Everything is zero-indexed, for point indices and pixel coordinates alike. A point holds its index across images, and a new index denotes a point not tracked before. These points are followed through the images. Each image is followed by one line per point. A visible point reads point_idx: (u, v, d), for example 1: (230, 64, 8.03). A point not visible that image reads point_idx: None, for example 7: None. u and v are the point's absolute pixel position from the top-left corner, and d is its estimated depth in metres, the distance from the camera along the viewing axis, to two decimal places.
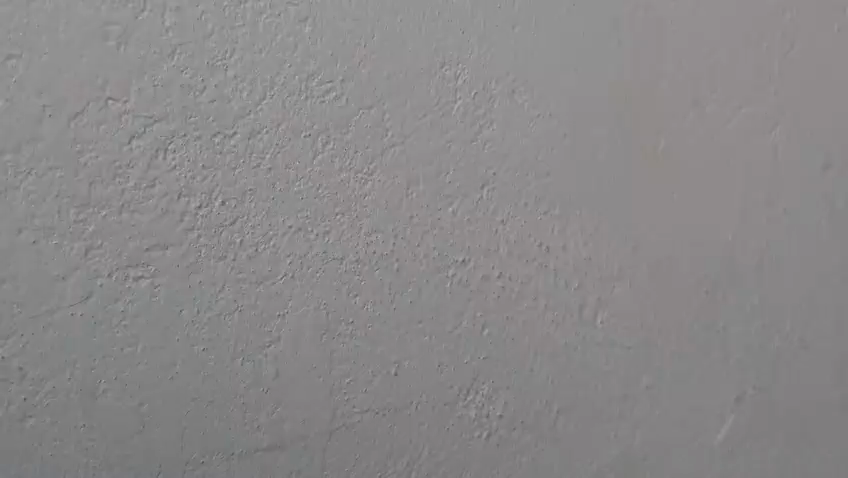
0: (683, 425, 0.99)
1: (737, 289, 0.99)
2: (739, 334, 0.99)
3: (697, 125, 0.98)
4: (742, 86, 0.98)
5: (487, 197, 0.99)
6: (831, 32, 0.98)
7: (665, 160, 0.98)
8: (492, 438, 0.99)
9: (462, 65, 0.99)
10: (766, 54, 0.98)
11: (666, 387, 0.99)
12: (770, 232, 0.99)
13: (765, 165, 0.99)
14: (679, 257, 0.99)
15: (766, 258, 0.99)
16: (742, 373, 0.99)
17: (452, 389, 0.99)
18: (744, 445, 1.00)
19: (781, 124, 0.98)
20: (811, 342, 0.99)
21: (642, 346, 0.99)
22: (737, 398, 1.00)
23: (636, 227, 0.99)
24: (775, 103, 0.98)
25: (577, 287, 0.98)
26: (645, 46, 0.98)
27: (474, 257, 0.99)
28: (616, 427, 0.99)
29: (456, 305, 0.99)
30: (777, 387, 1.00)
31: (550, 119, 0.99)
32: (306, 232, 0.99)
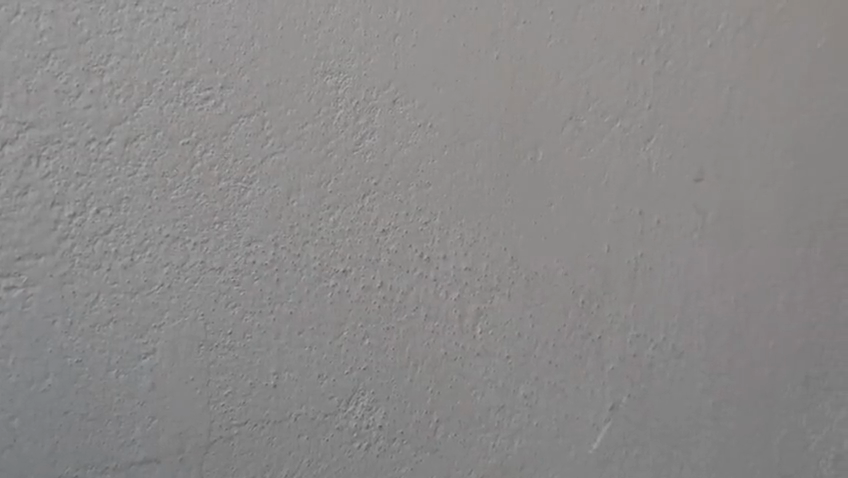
0: (557, 434, 0.98)
1: (611, 298, 0.97)
2: (615, 343, 0.98)
3: (575, 138, 0.94)
4: (617, 99, 0.94)
5: (368, 207, 0.93)
6: (704, 47, 0.94)
7: (544, 172, 0.95)
8: (371, 449, 0.96)
9: (344, 75, 0.91)
10: (656, 61, 0.94)
11: (542, 396, 0.97)
12: (645, 242, 0.97)
13: (640, 177, 0.96)
14: (553, 267, 0.96)
15: (640, 267, 0.97)
16: (618, 381, 0.98)
17: (333, 400, 0.95)
18: (618, 454, 0.99)
19: (656, 137, 0.95)
20: (685, 350, 0.98)
21: (518, 356, 0.97)
22: (612, 407, 0.98)
23: (513, 239, 0.95)
24: (651, 116, 0.95)
25: (457, 297, 0.95)
26: (531, 55, 0.93)
27: (355, 268, 0.94)
28: (494, 437, 0.98)
29: (337, 317, 0.94)
30: (652, 395, 0.99)
31: (431, 131, 0.93)
32: (184, 241, 0.91)
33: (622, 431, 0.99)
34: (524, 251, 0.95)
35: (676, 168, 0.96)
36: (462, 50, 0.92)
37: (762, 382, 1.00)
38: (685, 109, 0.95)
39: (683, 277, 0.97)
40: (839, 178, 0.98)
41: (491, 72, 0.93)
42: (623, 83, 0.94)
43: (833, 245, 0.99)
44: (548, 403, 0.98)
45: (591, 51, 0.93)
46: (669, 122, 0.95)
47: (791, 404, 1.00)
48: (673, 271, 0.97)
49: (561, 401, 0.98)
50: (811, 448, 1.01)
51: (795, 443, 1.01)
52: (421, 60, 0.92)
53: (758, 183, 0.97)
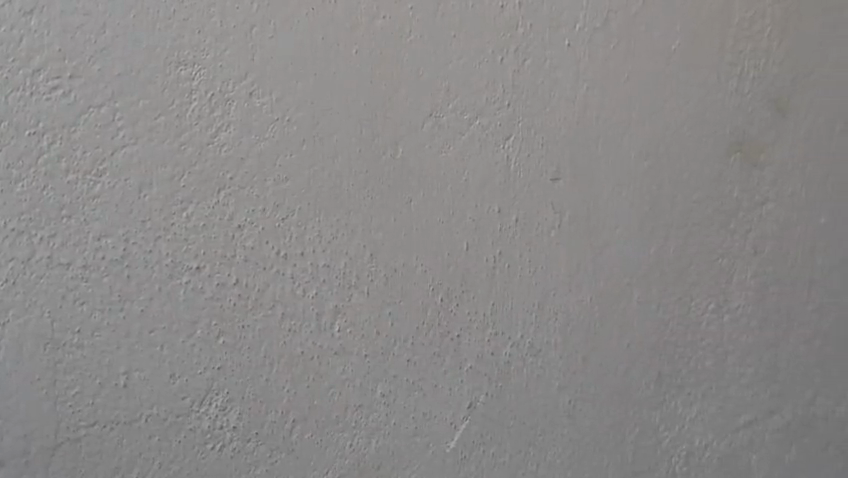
0: (414, 433, 0.97)
1: (470, 296, 0.97)
2: (473, 342, 0.97)
3: (434, 135, 0.94)
4: (476, 97, 0.94)
5: (224, 201, 0.91)
6: (562, 47, 0.94)
7: (404, 169, 0.94)
8: (225, 450, 0.94)
9: (199, 66, 0.89)
10: (515, 59, 0.94)
11: (400, 395, 0.97)
12: (503, 239, 0.97)
13: (499, 176, 0.95)
14: (412, 264, 0.95)
15: (497, 266, 0.97)
16: (475, 380, 0.98)
17: (185, 400, 0.93)
18: (475, 453, 0.99)
19: (515, 136, 0.95)
20: (541, 349, 0.99)
21: (376, 354, 0.96)
22: (469, 405, 0.98)
23: (372, 235, 0.94)
24: (510, 114, 0.95)
25: (315, 295, 0.94)
26: (390, 50, 0.92)
27: (209, 264, 0.92)
28: (351, 437, 0.96)
29: (190, 314, 0.92)
30: (509, 393, 0.99)
31: (288, 125, 0.91)
32: (30, 235, 0.89)
33: (480, 429, 0.99)
34: (383, 249, 0.94)
35: (533, 167, 0.96)
36: (320, 43, 0.91)
37: (616, 380, 1.01)
38: (543, 108, 0.95)
39: (540, 275, 0.98)
40: (691, 179, 0.99)
41: (349, 66, 0.91)
42: (481, 81, 0.94)
43: (686, 246, 1.00)
44: (406, 401, 0.97)
45: (450, 49, 0.93)
46: (527, 121, 0.95)
47: (644, 402, 1.02)
48: (531, 269, 0.97)
49: (419, 400, 0.97)
50: (663, 445, 1.02)
51: (648, 441, 1.02)
52: (279, 53, 0.90)
53: (613, 183, 0.98)
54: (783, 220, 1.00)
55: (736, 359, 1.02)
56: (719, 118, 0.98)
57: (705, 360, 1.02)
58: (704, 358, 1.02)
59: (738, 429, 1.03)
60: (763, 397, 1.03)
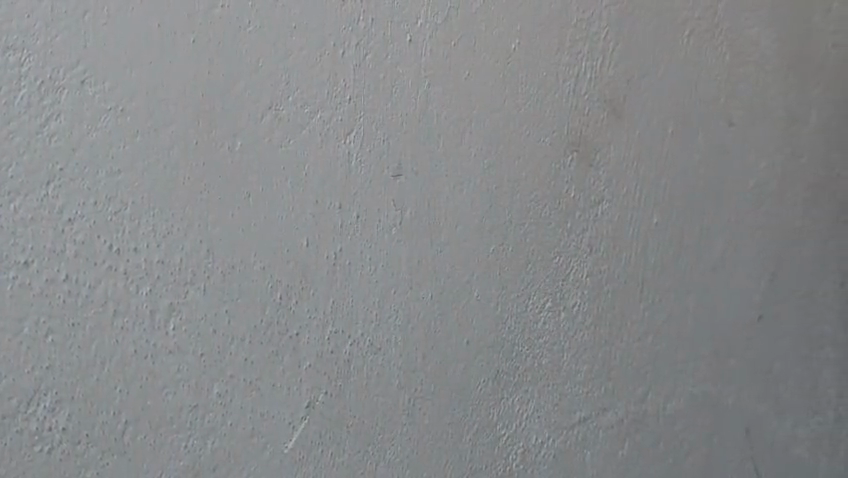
0: (251, 434, 0.91)
1: (307, 293, 0.93)
2: (313, 340, 0.93)
3: (272, 129, 0.89)
4: (316, 91, 0.91)
5: (53, 194, 0.80)
6: (404, 44, 0.94)
7: (241, 162, 0.88)
8: (53, 454, 0.82)
9: (28, 51, 0.78)
10: (357, 53, 0.92)
11: (237, 395, 0.90)
12: (342, 235, 0.94)
13: (339, 171, 0.93)
14: (250, 260, 0.90)
15: (336, 262, 0.94)
16: (315, 378, 0.93)
17: (12, 401, 0.80)
18: (314, 453, 0.94)
19: (356, 130, 0.93)
20: (382, 347, 0.97)
21: (215, 352, 0.89)
22: (308, 405, 0.93)
23: (210, 232, 0.88)
24: (351, 108, 0.93)
25: (148, 292, 0.85)
26: (229, 41, 0.87)
27: (38, 259, 0.80)
28: (185, 437, 0.88)
29: (16, 313, 0.79)
30: (349, 390, 0.95)
31: (124, 116, 0.83)
32: None
33: (318, 429, 0.94)
34: (220, 244, 0.88)
35: (375, 163, 0.94)
36: (157, 31, 0.84)
37: (456, 378, 1.01)
38: (385, 104, 0.94)
39: (381, 272, 0.96)
40: (529, 178, 1.02)
41: (187, 55, 0.85)
42: (322, 76, 0.91)
43: (525, 244, 1.03)
44: (243, 401, 0.90)
45: (289, 40, 0.89)
46: (369, 116, 0.94)
47: (484, 400, 1.02)
48: (371, 266, 0.95)
49: (256, 399, 0.91)
50: (501, 443, 1.03)
51: (486, 439, 1.03)
52: (116, 36, 0.82)
53: (454, 180, 0.98)
54: (615, 220, 1.09)
55: (573, 355, 1.07)
56: (561, 119, 1.03)
57: (543, 358, 1.05)
58: (542, 356, 1.05)
59: (574, 426, 1.08)
60: (598, 394, 1.10)
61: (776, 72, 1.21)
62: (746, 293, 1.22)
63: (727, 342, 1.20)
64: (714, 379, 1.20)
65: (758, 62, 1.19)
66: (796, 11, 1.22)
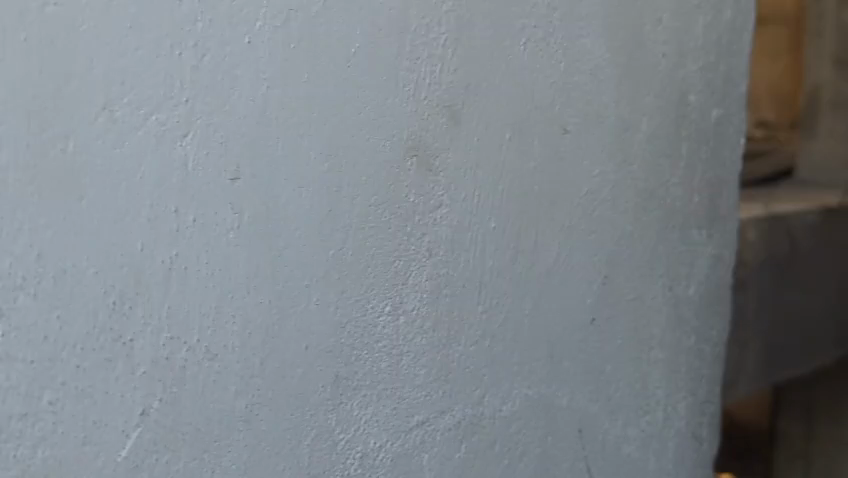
0: (83, 442, 0.79)
1: (142, 302, 0.82)
2: (146, 346, 0.83)
3: (108, 130, 0.78)
4: (151, 90, 0.81)
5: None
6: (243, 44, 0.87)
7: (76, 167, 0.76)
8: None
9: None
10: (193, 54, 0.84)
11: (69, 404, 0.78)
12: (179, 241, 0.84)
13: (176, 173, 0.83)
14: (82, 265, 0.78)
15: (173, 270, 0.84)
16: (149, 384, 0.83)
17: None
18: (148, 461, 0.84)
19: (193, 132, 0.84)
20: (219, 353, 0.88)
21: (43, 360, 0.76)
22: (142, 411, 0.83)
23: (41, 236, 0.75)
24: (188, 110, 0.84)
25: None
26: (64, 37, 0.75)
27: None
28: (15, 448, 0.75)
29: None
30: (187, 394, 0.86)
31: None
32: None
33: (153, 436, 0.84)
34: (52, 249, 0.76)
35: (213, 165, 0.86)
36: None
37: (294, 384, 0.95)
38: (221, 107, 0.86)
39: (218, 277, 0.88)
40: (369, 182, 1.00)
41: (17, 55, 0.72)
42: (158, 75, 0.81)
43: (363, 247, 1.00)
44: (75, 408, 0.78)
45: (126, 37, 0.79)
46: (206, 117, 0.85)
47: (322, 406, 0.98)
48: (208, 271, 0.87)
49: (88, 407, 0.79)
50: (340, 447, 1.01)
51: (325, 444, 0.99)
52: None
53: (292, 185, 0.93)
54: (455, 225, 1.10)
55: (411, 359, 1.08)
56: (399, 123, 1.02)
57: (382, 361, 1.04)
58: (380, 359, 1.04)
59: (411, 429, 1.08)
60: (436, 397, 1.11)
61: (599, 82, 1.27)
62: (568, 292, 1.27)
63: (552, 342, 1.26)
64: (539, 376, 1.25)
65: (583, 71, 1.24)
66: (615, 25, 1.29)
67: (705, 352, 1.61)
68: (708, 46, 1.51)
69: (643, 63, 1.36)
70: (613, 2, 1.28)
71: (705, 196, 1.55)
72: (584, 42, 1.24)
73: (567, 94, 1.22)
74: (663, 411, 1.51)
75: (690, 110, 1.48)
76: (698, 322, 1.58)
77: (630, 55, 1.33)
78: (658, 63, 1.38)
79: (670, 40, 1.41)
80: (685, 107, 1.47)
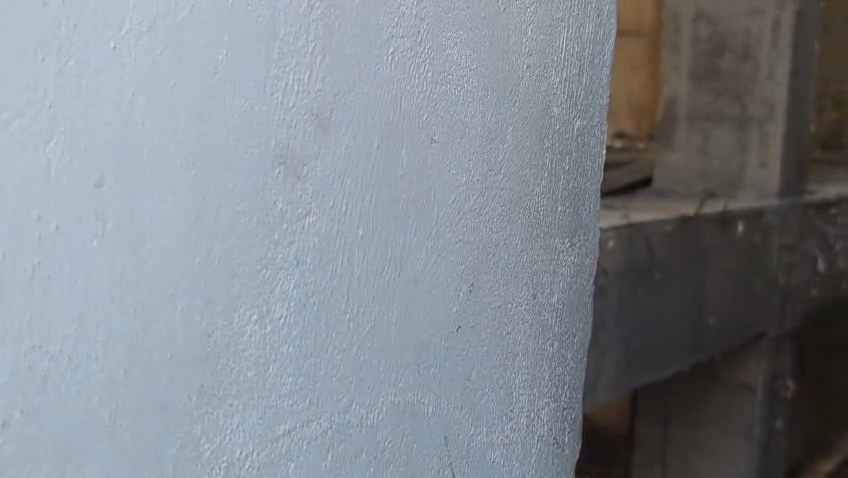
0: None
1: (4, 312, 0.80)
2: (8, 356, 0.80)
3: None
4: (15, 95, 0.79)
5: None
6: (109, 50, 0.86)
7: None
8: None
9: None
10: (57, 59, 0.82)
11: None
12: (40, 249, 0.82)
13: (37, 179, 0.81)
14: None
15: (34, 278, 0.82)
16: (11, 394, 0.81)
17: None
18: (8, 473, 0.81)
19: (54, 138, 0.82)
20: (83, 362, 0.86)
21: None
22: (4, 423, 0.81)
23: None
24: (51, 115, 0.82)
25: None
26: None
27: None
28: None
29: None
30: (50, 404, 0.84)
31: None
32: None
33: (14, 447, 0.82)
34: None
35: (76, 171, 0.84)
36: None
37: (159, 392, 0.94)
38: (86, 112, 0.85)
39: (81, 285, 0.86)
40: (237, 190, 0.99)
41: None
42: (21, 81, 0.79)
43: (230, 255, 0.99)
44: None
45: None
46: (69, 123, 0.83)
47: (188, 415, 0.97)
48: (71, 279, 0.85)
49: None
50: (205, 458, 0.99)
51: (190, 454, 0.97)
52: None
53: (158, 192, 0.91)
54: (323, 233, 1.10)
55: (280, 367, 1.06)
56: (266, 130, 1.02)
57: (249, 370, 1.03)
58: (248, 368, 1.02)
59: (279, 438, 1.07)
60: (303, 405, 1.10)
61: (464, 93, 1.29)
62: (435, 299, 1.29)
63: (418, 350, 1.26)
64: (406, 384, 1.25)
65: (449, 82, 1.26)
66: (481, 37, 1.31)
67: (566, 358, 1.64)
68: (570, 59, 1.54)
69: (508, 75, 1.38)
70: (479, 14, 1.30)
71: (567, 205, 1.58)
72: (449, 53, 1.26)
73: (434, 103, 1.24)
74: (526, 416, 1.54)
75: (553, 121, 1.51)
76: (561, 329, 1.61)
77: (495, 66, 1.35)
78: (521, 74, 1.41)
79: (533, 52, 1.43)
80: (548, 118, 1.50)
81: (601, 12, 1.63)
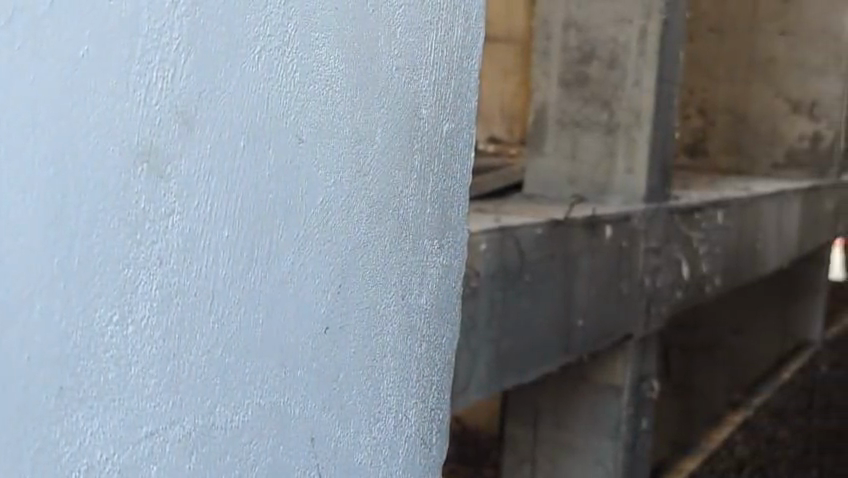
0: None
1: None
2: None
3: None
4: None
5: None
6: None
7: None
8: None
9: None
10: None
11: None
12: None
13: None
14: None
15: None
16: None
17: None
18: None
19: None
20: None
21: None
22: None
23: None
24: None
25: None
26: None
27: None
28: None
29: None
30: None
31: None
32: None
33: None
34: None
35: None
36: None
37: (18, 395, 0.91)
38: None
39: None
40: (98, 189, 0.97)
41: None
42: None
43: (90, 255, 0.97)
44: None
45: None
46: None
47: (46, 418, 0.94)
48: None
49: None
50: (63, 461, 0.96)
51: (49, 458, 0.95)
52: None
53: (17, 189, 0.89)
54: (188, 233, 1.08)
55: (141, 369, 1.04)
56: (128, 128, 1.00)
57: (109, 372, 1.00)
58: (108, 370, 1.00)
59: (140, 441, 1.05)
60: (166, 408, 1.08)
61: (333, 94, 1.29)
62: (302, 300, 1.28)
63: (284, 352, 1.26)
64: (272, 385, 1.24)
65: (318, 81, 1.26)
66: (350, 38, 1.31)
67: (433, 359, 1.65)
68: (440, 62, 1.55)
69: (377, 76, 1.38)
70: (348, 15, 1.30)
71: (435, 208, 1.59)
72: (318, 52, 1.25)
73: (302, 103, 1.23)
74: (394, 417, 1.54)
75: (422, 124, 1.52)
76: (429, 331, 1.62)
77: (365, 67, 1.35)
78: (391, 76, 1.41)
79: (403, 54, 1.44)
80: (417, 120, 1.50)
81: (470, 16, 1.64)
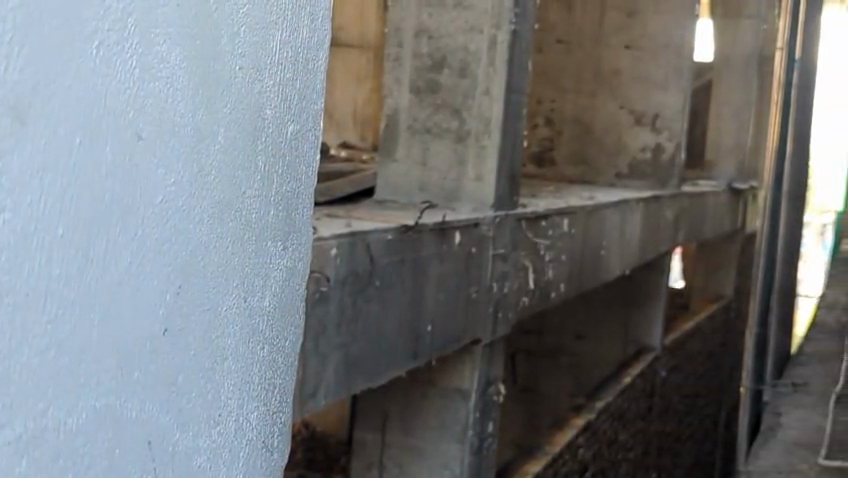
0: None
1: None
2: None
3: None
4: None
5: None
6: None
7: None
8: None
9: None
10: None
11: None
12: None
13: None
14: None
15: None
16: None
17: None
18: None
19: None
20: None
21: None
22: None
23: None
24: None
25: None
26: None
27: None
28: None
29: None
30: None
31: None
32: None
33: None
34: None
35: None
36: None
37: None
38: None
39: None
40: None
41: None
42: None
43: None
44: None
45: None
46: None
47: None
48: None
49: None
50: None
51: None
52: None
53: None
54: (19, 232, 1.06)
55: None
56: None
57: None
58: None
59: None
60: None
61: (175, 92, 1.27)
62: (141, 301, 1.26)
63: (121, 354, 1.23)
64: (109, 388, 1.21)
65: (158, 78, 1.24)
66: (192, 35, 1.30)
67: (276, 362, 1.64)
68: (284, 63, 1.55)
69: (219, 74, 1.37)
70: (191, 12, 1.29)
71: (279, 209, 1.58)
72: (159, 49, 1.24)
73: (142, 100, 1.21)
74: (234, 422, 1.53)
75: (266, 125, 1.51)
76: (272, 334, 1.61)
77: (207, 66, 1.34)
78: (233, 76, 1.40)
79: (246, 54, 1.43)
80: (261, 121, 1.49)
81: (314, 18, 1.65)
